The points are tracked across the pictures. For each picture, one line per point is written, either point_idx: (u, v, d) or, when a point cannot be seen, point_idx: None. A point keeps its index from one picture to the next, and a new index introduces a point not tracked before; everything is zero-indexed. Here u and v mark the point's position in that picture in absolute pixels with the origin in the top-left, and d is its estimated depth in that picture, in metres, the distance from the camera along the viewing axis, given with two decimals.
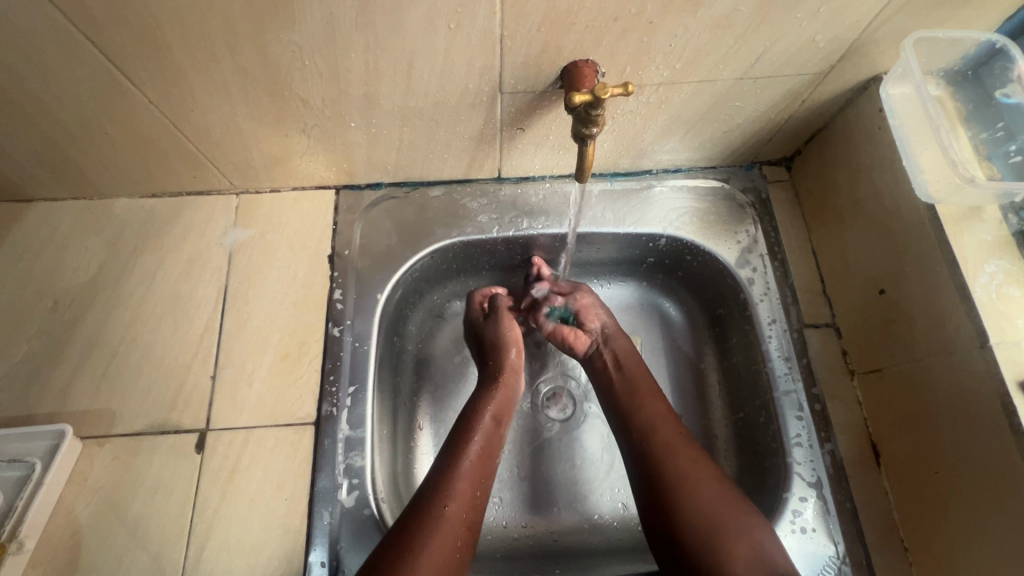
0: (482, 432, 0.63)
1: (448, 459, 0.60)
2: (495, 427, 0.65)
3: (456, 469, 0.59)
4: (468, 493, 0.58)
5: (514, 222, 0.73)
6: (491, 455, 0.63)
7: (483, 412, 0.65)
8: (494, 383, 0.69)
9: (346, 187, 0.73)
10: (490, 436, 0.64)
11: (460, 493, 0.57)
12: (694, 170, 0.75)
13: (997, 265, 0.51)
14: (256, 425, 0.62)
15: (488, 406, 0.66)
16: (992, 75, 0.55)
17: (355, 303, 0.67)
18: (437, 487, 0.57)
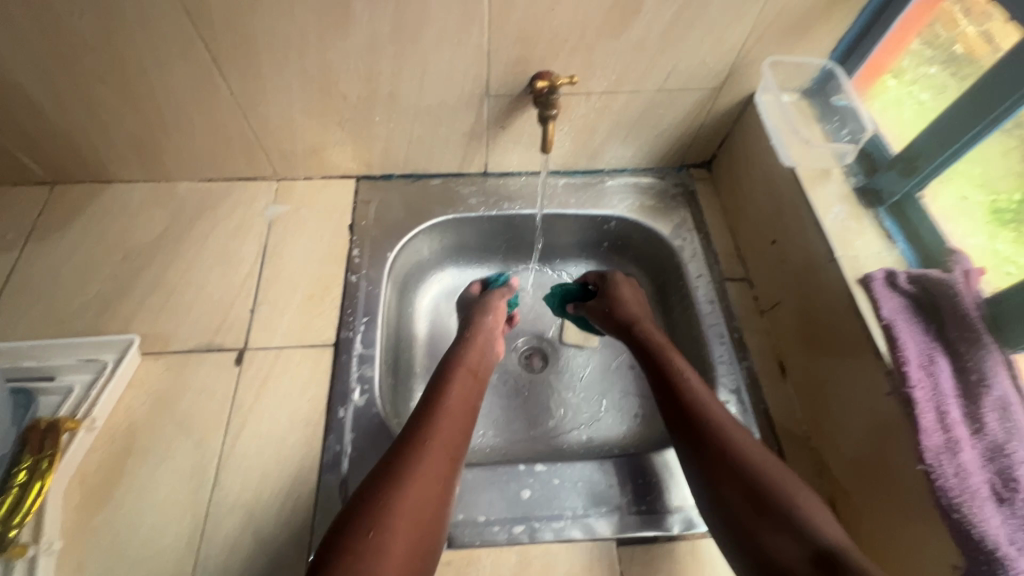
0: (457, 379, 0.71)
1: (430, 400, 0.68)
2: (470, 375, 0.73)
3: (437, 413, 0.65)
4: (448, 426, 0.64)
5: (497, 204, 0.93)
6: (468, 398, 0.70)
7: (456, 364, 0.74)
8: (470, 342, 0.78)
9: (365, 177, 0.93)
10: (467, 384, 0.71)
11: (442, 424, 0.64)
12: (637, 170, 0.97)
13: (841, 208, 0.71)
14: (286, 346, 0.76)
15: (463, 358, 0.75)
16: (831, 89, 0.80)
17: (369, 258, 0.85)
18: (417, 430, 0.63)
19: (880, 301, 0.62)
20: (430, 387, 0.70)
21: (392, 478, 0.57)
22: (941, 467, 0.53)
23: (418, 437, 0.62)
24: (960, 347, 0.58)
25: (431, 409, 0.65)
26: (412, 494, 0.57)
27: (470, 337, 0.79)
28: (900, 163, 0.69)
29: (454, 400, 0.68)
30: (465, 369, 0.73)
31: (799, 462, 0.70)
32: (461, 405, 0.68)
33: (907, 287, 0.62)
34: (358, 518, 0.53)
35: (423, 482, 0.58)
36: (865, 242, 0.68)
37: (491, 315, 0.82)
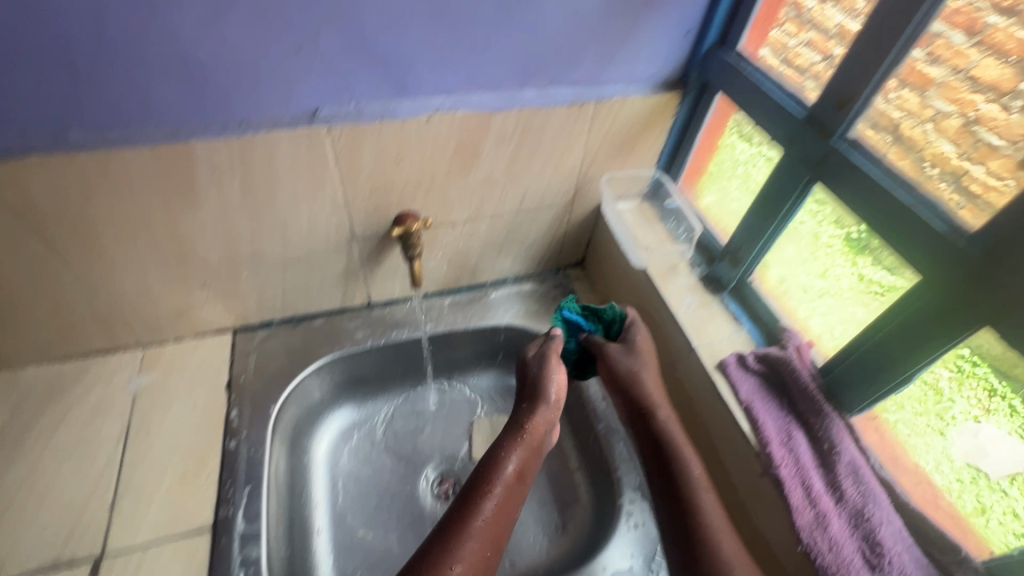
0: (496, 497, 0.59)
1: (463, 512, 0.57)
2: (517, 482, 0.61)
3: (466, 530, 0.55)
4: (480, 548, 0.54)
5: (384, 333, 0.93)
6: (510, 509, 0.59)
7: (503, 465, 0.62)
8: (521, 436, 0.65)
9: (241, 328, 0.89)
10: (508, 494, 0.60)
11: (471, 546, 0.54)
12: (519, 278, 1.03)
13: (691, 298, 0.79)
14: (153, 542, 0.68)
15: (511, 458, 0.63)
16: (663, 192, 0.90)
17: (249, 418, 0.80)
18: (442, 553, 0.52)
19: (736, 385, 0.67)
20: (466, 489, 0.60)
21: None
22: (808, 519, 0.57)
23: (442, 561, 0.52)
24: (810, 419, 0.64)
25: (464, 521, 0.55)
26: None
27: (524, 433, 0.65)
28: (728, 255, 0.78)
29: (490, 513, 0.57)
30: (515, 476, 0.62)
31: None
32: (492, 536, 0.56)
33: (757, 366, 0.69)
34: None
35: None
36: (716, 328, 0.75)
37: (553, 396, 0.70)
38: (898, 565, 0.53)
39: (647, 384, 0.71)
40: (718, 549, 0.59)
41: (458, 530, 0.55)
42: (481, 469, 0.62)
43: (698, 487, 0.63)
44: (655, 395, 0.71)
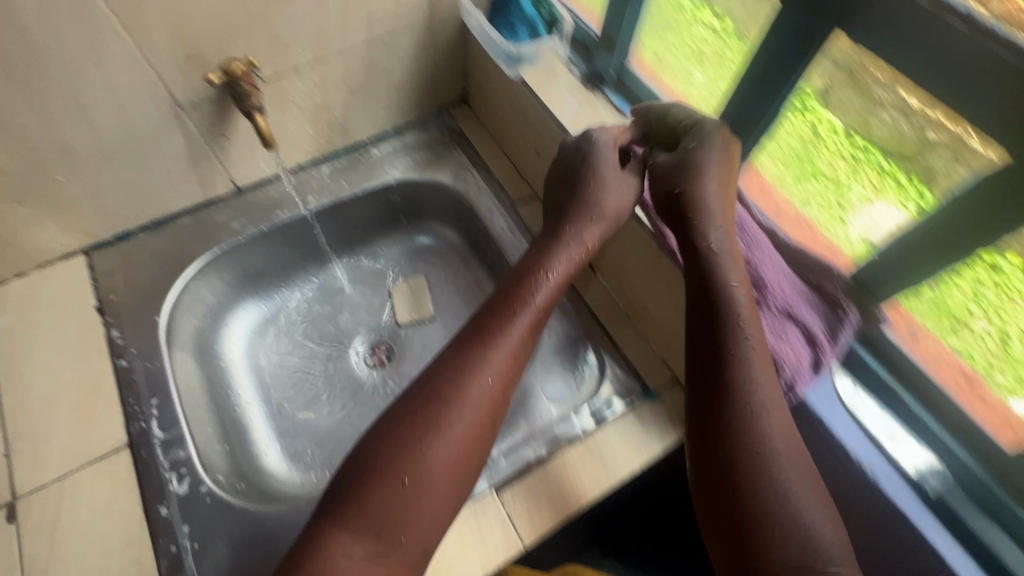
0: (519, 332, 0.53)
1: (452, 379, 0.49)
2: (524, 342, 0.53)
3: (452, 408, 0.47)
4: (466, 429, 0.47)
5: (264, 217, 0.84)
6: (506, 390, 0.51)
7: (512, 323, 0.53)
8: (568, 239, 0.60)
9: (94, 247, 0.78)
10: (507, 371, 0.51)
11: (454, 421, 0.47)
12: (401, 129, 0.94)
13: (574, 100, 0.75)
14: (67, 473, 0.64)
15: (515, 320, 0.53)
16: None
17: (135, 334, 0.73)
18: (418, 428, 0.46)
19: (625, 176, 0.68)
20: (458, 348, 0.51)
21: (371, 475, 0.45)
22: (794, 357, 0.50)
23: (420, 437, 0.46)
24: None
25: (451, 396, 0.48)
26: (390, 510, 0.43)
27: (567, 235, 0.60)
28: (603, 42, 0.75)
29: (479, 386, 0.49)
30: (540, 304, 0.55)
31: (625, 338, 0.77)
32: (506, 363, 0.51)
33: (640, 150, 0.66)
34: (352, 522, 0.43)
35: (397, 487, 0.44)
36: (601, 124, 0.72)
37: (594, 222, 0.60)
38: (780, 293, 0.58)
39: (714, 210, 0.54)
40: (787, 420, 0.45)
41: (429, 400, 0.48)
42: (520, 274, 0.57)
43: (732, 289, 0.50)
44: (711, 214, 0.54)
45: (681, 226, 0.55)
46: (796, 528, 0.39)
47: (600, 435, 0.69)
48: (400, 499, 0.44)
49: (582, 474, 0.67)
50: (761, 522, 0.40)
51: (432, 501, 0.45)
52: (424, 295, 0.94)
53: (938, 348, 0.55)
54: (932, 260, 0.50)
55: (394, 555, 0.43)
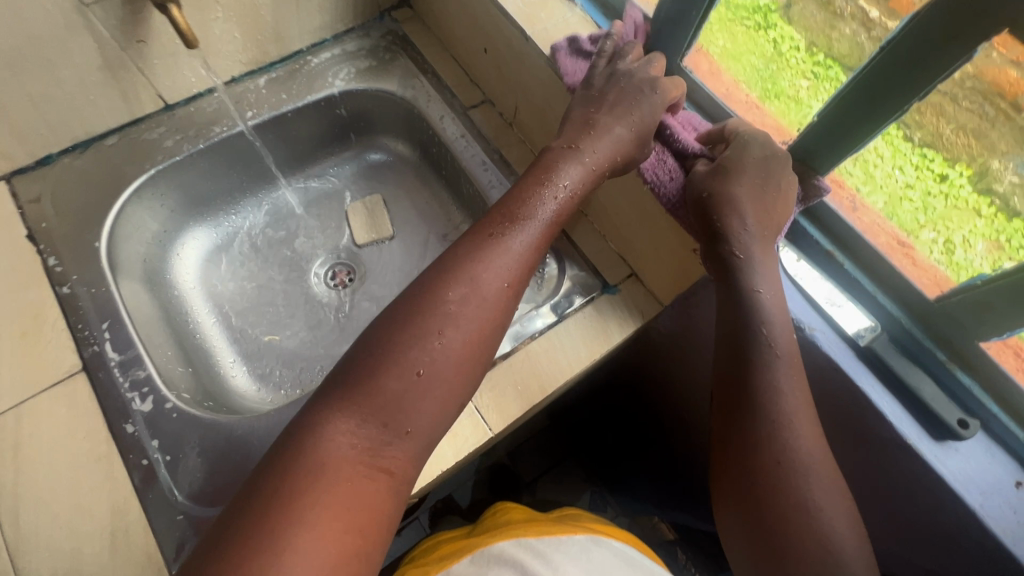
0: (530, 247, 0.56)
1: (466, 271, 0.53)
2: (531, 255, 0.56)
3: (466, 312, 0.52)
4: (475, 326, 0.52)
5: (200, 134, 0.79)
6: (514, 293, 0.55)
7: (521, 235, 0.56)
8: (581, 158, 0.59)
9: (14, 174, 0.72)
10: (516, 277, 0.55)
11: (465, 317, 0.51)
12: (340, 35, 0.88)
13: None
14: (21, 400, 0.62)
15: (522, 234, 0.56)
16: None
17: (74, 260, 0.69)
18: (433, 320, 0.50)
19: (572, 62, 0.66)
20: (474, 245, 0.55)
21: (385, 364, 0.48)
22: (767, 292, 0.54)
23: (432, 329, 0.50)
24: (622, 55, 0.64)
25: (466, 288, 0.52)
26: (396, 406, 0.48)
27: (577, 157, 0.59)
28: None
29: (490, 285, 0.53)
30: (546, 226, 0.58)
31: (583, 237, 0.78)
32: (512, 275, 0.54)
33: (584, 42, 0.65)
34: (361, 405, 0.47)
35: (408, 376, 0.48)
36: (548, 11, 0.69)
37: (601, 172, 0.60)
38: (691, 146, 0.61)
39: (744, 211, 0.55)
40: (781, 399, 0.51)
41: (436, 294, 0.52)
42: (525, 193, 0.58)
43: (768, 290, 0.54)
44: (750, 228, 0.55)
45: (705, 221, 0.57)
46: (797, 494, 0.48)
47: (560, 328, 0.71)
48: (408, 387, 0.48)
49: (546, 365, 0.69)
50: (785, 516, 0.48)
51: (436, 393, 0.49)
52: (382, 213, 0.92)
53: (875, 218, 0.55)
54: (864, 114, 0.49)
55: (398, 441, 0.48)
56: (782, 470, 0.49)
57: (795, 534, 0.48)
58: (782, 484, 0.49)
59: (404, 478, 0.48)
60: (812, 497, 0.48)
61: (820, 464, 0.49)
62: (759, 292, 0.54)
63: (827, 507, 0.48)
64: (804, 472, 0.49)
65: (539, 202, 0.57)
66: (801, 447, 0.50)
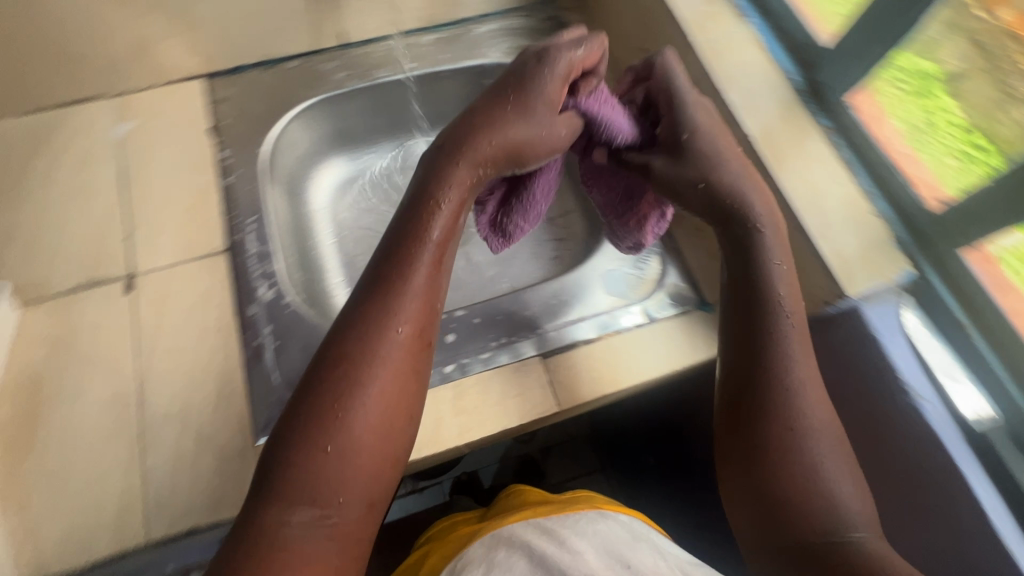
0: (415, 300, 0.46)
1: (353, 340, 0.44)
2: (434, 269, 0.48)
3: (376, 361, 0.44)
4: (388, 372, 0.44)
5: (366, 74, 0.87)
6: (421, 331, 0.47)
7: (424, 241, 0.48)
8: (457, 160, 0.50)
9: (212, 74, 0.84)
10: (416, 313, 0.46)
11: (371, 381, 0.44)
12: (506, 11, 0.93)
13: None
14: (175, 262, 0.73)
15: (413, 251, 0.47)
16: None
17: (241, 158, 0.80)
18: (348, 383, 0.43)
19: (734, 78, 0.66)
20: (347, 305, 0.47)
21: (309, 439, 0.42)
22: (795, 348, 0.47)
23: (350, 391, 0.43)
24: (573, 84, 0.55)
25: (360, 355, 0.44)
26: (332, 467, 0.42)
27: (459, 158, 0.50)
28: None
29: (410, 317, 0.46)
30: (427, 269, 0.48)
31: (691, 251, 0.77)
32: (415, 326, 0.46)
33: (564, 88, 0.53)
34: (294, 504, 0.41)
35: (337, 448, 0.42)
36: (720, 22, 0.69)
37: (563, 127, 0.53)
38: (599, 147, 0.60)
39: (772, 246, 0.50)
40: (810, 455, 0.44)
41: (333, 364, 0.44)
42: (416, 203, 0.49)
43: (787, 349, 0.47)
44: (778, 280, 0.49)
45: (738, 253, 0.50)
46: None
47: (648, 330, 0.72)
48: (328, 463, 0.41)
49: (625, 361, 0.69)
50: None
51: (360, 461, 0.42)
52: None
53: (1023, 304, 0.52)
54: None
55: (338, 510, 0.42)
56: (788, 449, 0.44)
57: (803, 520, 0.42)
58: (785, 465, 0.44)
59: (366, 541, 0.43)
60: (823, 474, 0.43)
61: (829, 441, 0.45)
62: (788, 348, 0.47)
63: (837, 483, 0.43)
64: (811, 452, 0.44)
65: (425, 219, 0.48)
66: (806, 420, 0.45)
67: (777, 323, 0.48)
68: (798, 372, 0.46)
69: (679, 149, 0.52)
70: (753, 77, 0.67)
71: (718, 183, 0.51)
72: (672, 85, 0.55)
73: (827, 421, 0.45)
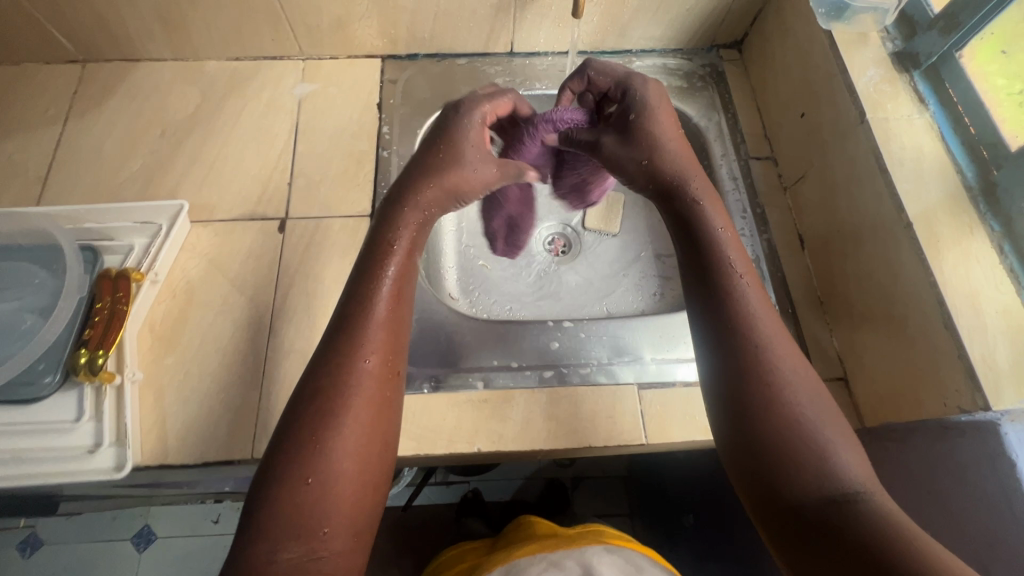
0: (379, 329, 0.56)
1: (323, 379, 0.53)
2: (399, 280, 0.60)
3: (347, 381, 0.53)
4: (364, 392, 0.53)
5: (524, 83, 0.92)
6: (391, 346, 0.56)
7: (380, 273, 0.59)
8: (407, 210, 0.63)
9: (390, 57, 0.92)
10: (384, 328, 0.57)
11: (348, 406, 0.52)
12: (666, 51, 0.96)
13: (876, 72, 0.71)
14: (324, 216, 0.79)
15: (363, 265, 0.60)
16: None
17: (399, 135, 0.86)
18: (323, 415, 0.51)
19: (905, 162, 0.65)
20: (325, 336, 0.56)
21: (291, 471, 0.49)
22: (760, 334, 0.54)
23: (327, 425, 0.51)
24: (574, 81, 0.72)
25: (338, 384, 0.52)
26: (318, 488, 0.49)
27: (409, 206, 0.63)
28: (941, 21, 0.67)
29: (375, 338, 0.55)
30: (386, 305, 0.58)
31: (810, 323, 0.75)
32: (381, 355, 0.55)
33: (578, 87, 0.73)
34: (288, 537, 0.47)
35: (321, 465, 0.49)
36: (898, 104, 0.68)
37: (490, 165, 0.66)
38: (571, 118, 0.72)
39: (730, 252, 0.58)
40: (811, 437, 0.49)
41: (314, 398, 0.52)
42: (368, 251, 0.61)
43: (757, 346, 0.53)
44: (751, 303, 0.55)
45: (693, 253, 0.59)
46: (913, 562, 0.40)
47: None
48: (312, 492, 0.48)
49: None
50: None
51: (339, 485, 0.49)
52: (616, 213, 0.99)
53: None
54: None
55: (325, 530, 0.48)
56: (773, 399, 0.50)
57: (800, 468, 0.48)
58: (774, 433, 0.49)
59: (355, 554, 0.49)
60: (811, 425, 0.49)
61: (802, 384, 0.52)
62: (749, 344, 0.53)
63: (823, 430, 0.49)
64: (790, 405, 0.50)
65: (384, 261, 0.60)
66: (780, 378, 0.52)
67: (728, 278, 0.56)
68: (762, 332, 0.54)
69: (628, 127, 0.65)
70: (925, 164, 0.65)
71: (659, 162, 0.63)
72: (645, 98, 0.66)
73: (795, 368, 0.52)
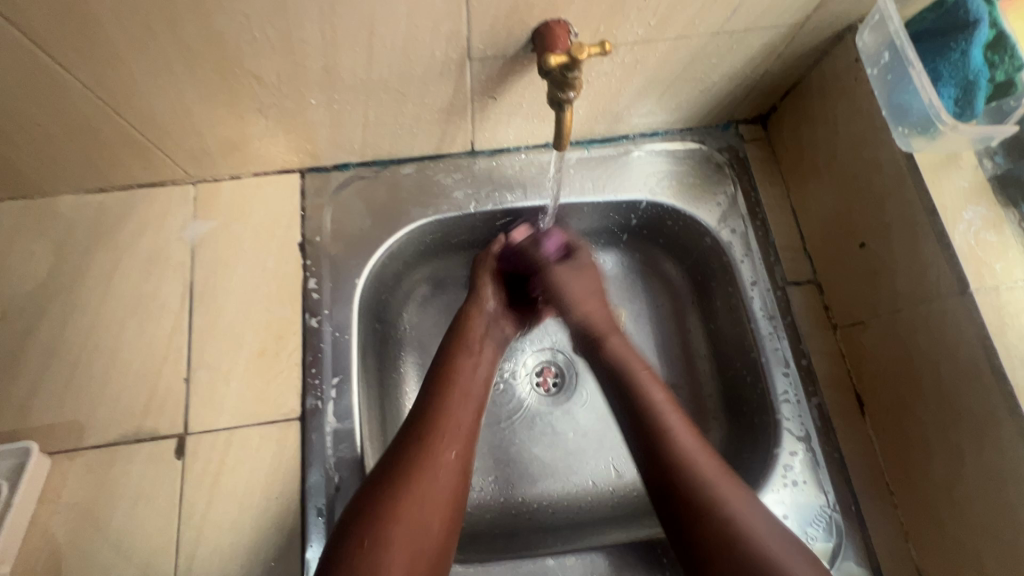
0: (466, 405, 0.57)
1: (414, 436, 0.53)
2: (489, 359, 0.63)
3: (429, 445, 0.52)
4: (445, 456, 0.52)
5: (491, 196, 0.70)
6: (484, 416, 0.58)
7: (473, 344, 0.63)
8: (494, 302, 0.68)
9: (311, 170, 0.69)
10: (475, 391, 0.58)
11: (434, 473, 0.50)
12: (672, 132, 0.73)
13: (973, 212, 0.52)
14: (238, 426, 0.59)
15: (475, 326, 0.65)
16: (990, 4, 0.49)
17: (331, 292, 0.65)
18: (398, 475, 0.50)
19: None
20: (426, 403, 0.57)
21: (359, 526, 0.46)
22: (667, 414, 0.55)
23: (400, 484, 0.49)
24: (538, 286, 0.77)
25: (424, 439, 0.52)
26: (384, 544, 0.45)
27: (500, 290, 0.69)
28: None
29: (462, 404, 0.56)
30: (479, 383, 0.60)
31: (879, 524, 0.59)
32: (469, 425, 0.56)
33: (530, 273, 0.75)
34: None
35: (396, 528, 0.46)
36: (1010, 263, 0.50)
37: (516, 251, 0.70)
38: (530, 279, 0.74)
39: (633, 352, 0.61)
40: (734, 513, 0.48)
41: (400, 461, 0.51)
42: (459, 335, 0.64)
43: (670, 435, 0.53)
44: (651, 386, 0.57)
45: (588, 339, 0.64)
46: None
47: None
48: (372, 548, 0.45)
49: None
50: None
51: (395, 549, 0.46)
52: None
53: None
54: None
55: None
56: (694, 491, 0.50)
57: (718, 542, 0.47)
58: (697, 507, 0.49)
59: None
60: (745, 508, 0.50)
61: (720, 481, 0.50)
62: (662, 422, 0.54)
63: (753, 531, 0.47)
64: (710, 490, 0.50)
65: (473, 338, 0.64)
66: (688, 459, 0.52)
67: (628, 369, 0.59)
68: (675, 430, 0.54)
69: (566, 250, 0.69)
70: None
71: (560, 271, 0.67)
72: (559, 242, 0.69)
73: (712, 465, 0.51)
